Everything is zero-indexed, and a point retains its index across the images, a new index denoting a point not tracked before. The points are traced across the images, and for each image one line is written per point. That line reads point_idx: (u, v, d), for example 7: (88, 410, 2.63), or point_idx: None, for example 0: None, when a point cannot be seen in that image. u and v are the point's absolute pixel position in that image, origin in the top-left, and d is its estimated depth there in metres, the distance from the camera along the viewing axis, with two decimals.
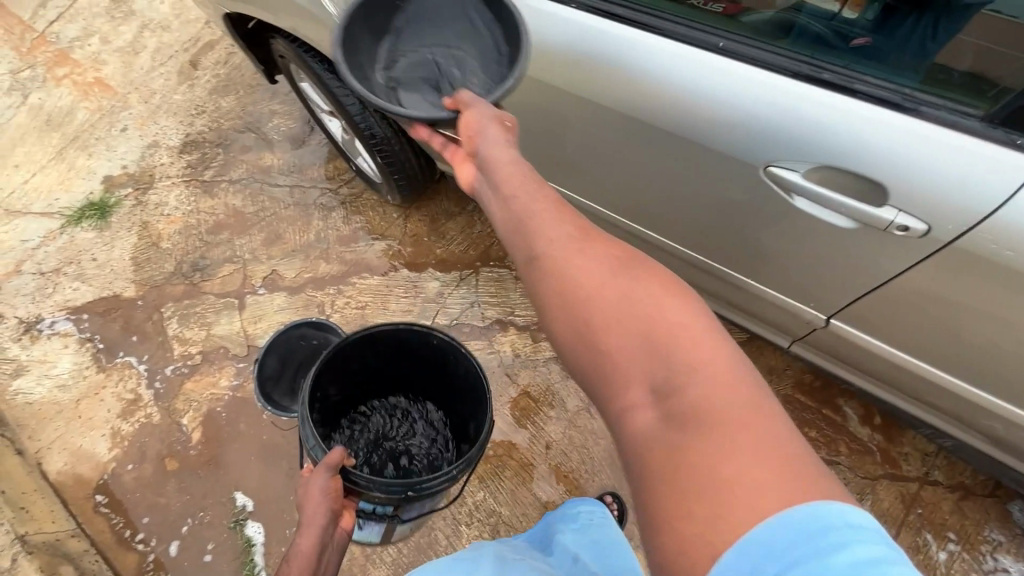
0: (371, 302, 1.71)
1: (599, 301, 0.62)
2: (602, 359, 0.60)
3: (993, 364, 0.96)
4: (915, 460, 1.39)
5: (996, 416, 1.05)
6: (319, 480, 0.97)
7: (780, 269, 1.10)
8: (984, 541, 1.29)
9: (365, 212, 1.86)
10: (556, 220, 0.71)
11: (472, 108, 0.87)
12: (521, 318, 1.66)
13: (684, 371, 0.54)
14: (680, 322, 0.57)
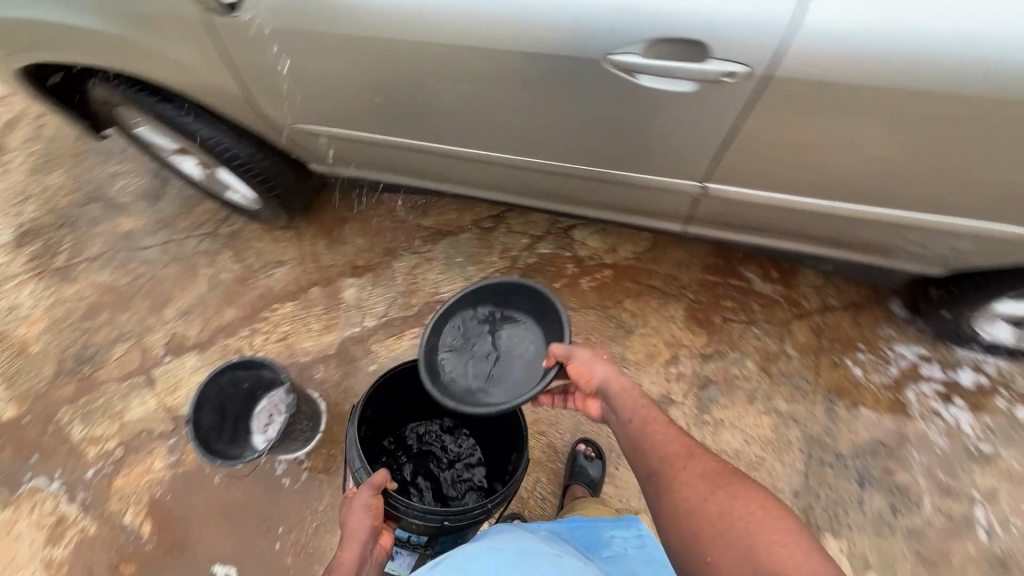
0: (292, 329, 1.65)
1: (707, 513, 0.78)
2: (714, 568, 0.74)
3: (846, 176, 1.06)
4: (812, 296, 1.60)
5: (862, 220, 1.17)
6: (364, 495, 1.03)
7: (650, 158, 1.14)
8: (880, 339, 1.53)
9: (254, 243, 1.77)
10: (667, 441, 0.89)
11: (574, 352, 1.01)
12: (448, 293, 1.67)
13: (780, 574, 0.69)
14: (772, 527, 0.74)
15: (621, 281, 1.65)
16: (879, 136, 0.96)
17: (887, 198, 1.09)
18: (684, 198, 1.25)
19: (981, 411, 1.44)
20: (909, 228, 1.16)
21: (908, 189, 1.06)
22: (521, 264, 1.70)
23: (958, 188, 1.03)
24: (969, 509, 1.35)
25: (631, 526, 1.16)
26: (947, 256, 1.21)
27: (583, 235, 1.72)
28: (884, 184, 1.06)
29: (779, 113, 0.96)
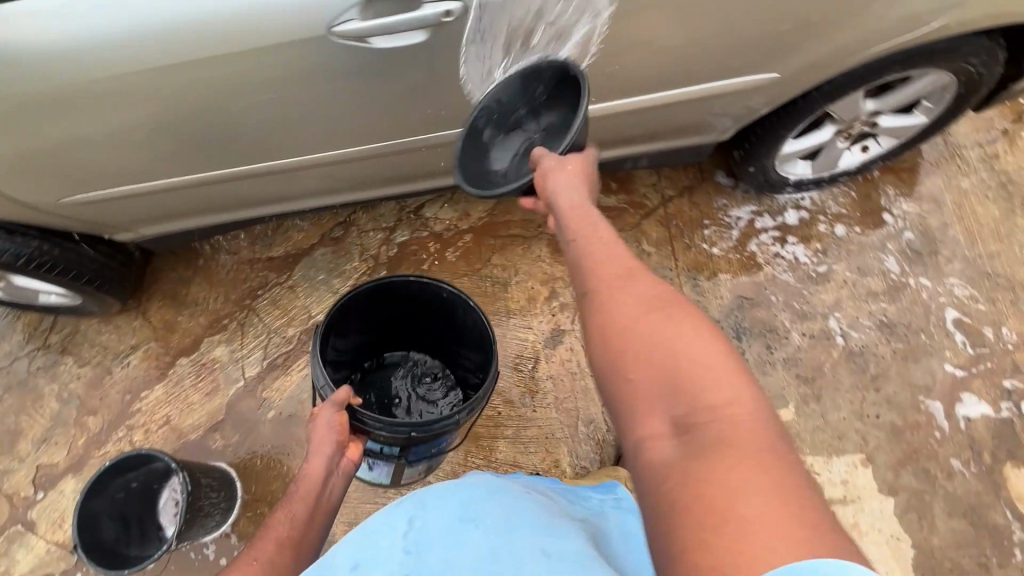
0: (172, 410, 1.53)
1: (636, 334, 0.66)
2: (632, 394, 0.64)
3: (608, 78, 1.15)
4: (651, 193, 1.72)
5: (647, 111, 1.27)
6: (325, 412, 1.08)
7: (442, 110, 1.16)
8: (717, 210, 1.70)
9: (94, 339, 1.60)
10: (610, 264, 0.77)
11: (544, 160, 0.91)
12: (322, 314, 1.62)
13: (702, 404, 0.58)
14: (708, 359, 0.61)
15: (483, 241, 1.69)
16: (624, 29, 1.04)
17: (662, 81, 1.19)
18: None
19: (811, 241, 1.65)
20: (685, 105, 1.27)
21: (673, 68, 1.15)
22: (384, 259, 1.68)
23: (710, 54, 1.14)
24: (825, 323, 1.55)
25: (610, 488, 1.08)
26: (731, 117, 1.35)
27: (433, 211, 1.72)
28: (644, 75, 1.16)
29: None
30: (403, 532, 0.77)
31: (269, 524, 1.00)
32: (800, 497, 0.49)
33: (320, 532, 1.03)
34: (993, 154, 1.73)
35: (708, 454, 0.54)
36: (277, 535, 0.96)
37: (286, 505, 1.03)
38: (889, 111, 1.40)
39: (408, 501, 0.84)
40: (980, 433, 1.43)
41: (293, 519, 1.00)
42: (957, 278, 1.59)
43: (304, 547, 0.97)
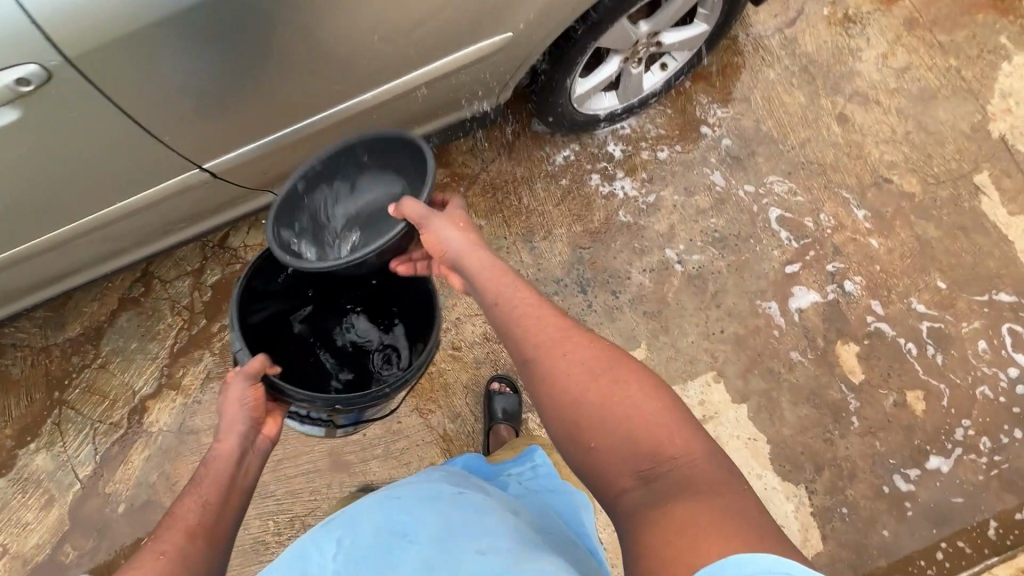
0: (6, 538, 1.38)
1: (589, 403, 0.68)
2: (595, 460, 0.66)
3: (316, 81, 1.03)
4: (470, 159, 1.61)
5: (393, 99, 1.16)
6: (239, 379, 0.93)
7: (160, 158, 1.04)
8: (539, 162, 1.61)
9: None
10: (540, 324, 0.77)
11: (432, 218, 0.92)
12: (146, 386, 1.46)
13: (662, 459, 0.62)
14: (658, 418, 0.65)
15: None
16: (309, 25, 0.92)
17: (389, 67, 1.07)
18: (251, 167, 1.17)
19: (637, 171, 1.62)
20: (433, 84, 1.17)
21: (400, 49, 1.04)
22: (199, 308, 1.52)
23: (434, 25, 1.02)
24: (662, 255, 1.56)
25: (529, 456, 1.08)
26: (503, 75, 1.25)
27: (239, 239, 1.55)
28: (358, 68, 1.04)
29: (199, 56, 0.90)
30: (331, 552, 0.74)
31: (171, 513, 0.78)
32: (756, 517, 0.56)
33: (238, 520, 0.82)
34: (792, 38, 1.72)
35: (678, 494, 0.59)
36: (183, 523, 0.75)
37: (190, 490, 0.82)
38: (668, 28, 1.34)
39: (337, 518, 0.80)
40: (813, 322, 1.52)
41: (203, 504, 0.79)
42: (776, 175, 1.62)
43: (221, 533, 0.77)
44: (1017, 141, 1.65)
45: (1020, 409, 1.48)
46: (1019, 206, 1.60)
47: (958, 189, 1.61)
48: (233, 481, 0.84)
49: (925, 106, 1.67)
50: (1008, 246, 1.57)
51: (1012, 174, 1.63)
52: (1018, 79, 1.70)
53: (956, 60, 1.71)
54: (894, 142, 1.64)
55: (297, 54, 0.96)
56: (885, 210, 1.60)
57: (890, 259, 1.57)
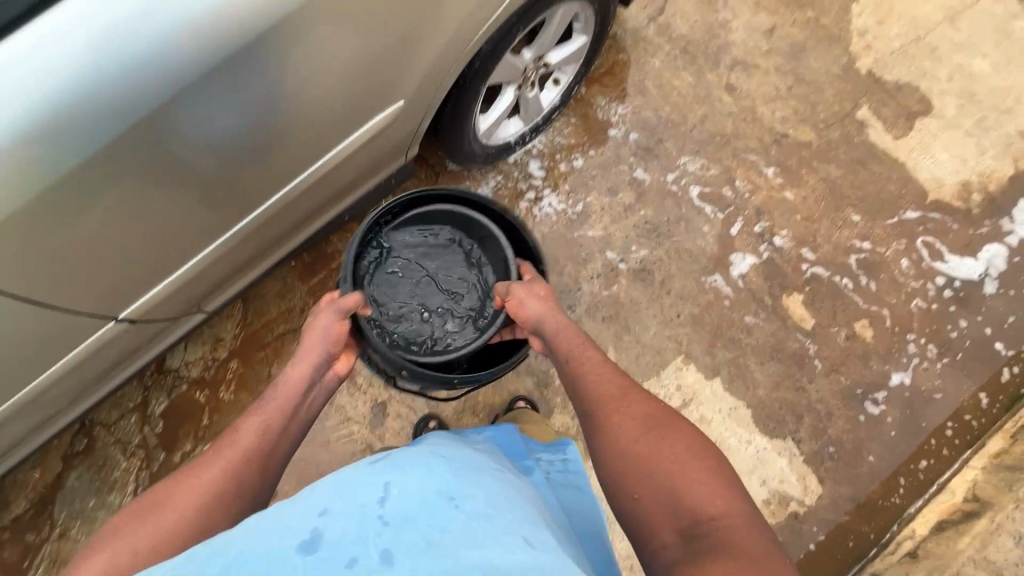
0: None
1: (644, 452, 0.83)
2: (642, 506, 0.80)
3: (229, 193, 0.99)
4: None
5: (306, 190, 1.14)
6: (330, 313, 1.04)
7: (69, 323, 0.97)
8: None
9: None
10: (605, 384, 0.96)
11: (537, 308, 1.12)
12: None
13: (705, 518, 0.74)
14: (698, 477, 0.79)
15: (252, 358, 1.48)
16: (205, 141, 0.87)
17: (295, 164, 1.05)
18: (176, 294, 1.12)
19: (559, 185, 1.65)
20: (343, 165, 1.15)
21: (299, 146, 1.02)
22: (153, 442, 1.42)
23: (325, 113, 0.99)
24: (603, 258, 1.60)
25: (563, 446, 1.11)
26: (403, 135, 1.22)
27: (179, 359, 1.46)
28: (268, 171, 1.02)
29: (87, 212, 0.82)
30: (376, 498, 0.66)
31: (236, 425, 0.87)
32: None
33: (290, 449, 0.90)
34: (665, 24, 1.80)
35: (717, 549, 0.69)
36: (243, 442, 0.83)
37: (259, 410, 0.90)
38: (550, 49, 1.36)
39: (382, 467, 0.73)
40: (756, 283, 1.60)
41: (265, 427, 0.86)
42: (686, 156, 1.69)
43: (274, 462, 0.85)
44: (883, 71, 1.79)
45: (951, 311, 1.62)
46: (902, 130, 1.74)
47: (846, 128, 1.74)
48: (294, 410, 0.92)
49: (799, 59, 1.79)
50: (902, 167, 1.71)
51: (887, 102, 1.77)
52: (869, 15, 1.85)
53: (812, 11, 1.84)
54: (780, 99, 1.75)
55: (193, 183, 0.92)
56: (790, 163, 1.70)
57: (807, 206, 1.67)
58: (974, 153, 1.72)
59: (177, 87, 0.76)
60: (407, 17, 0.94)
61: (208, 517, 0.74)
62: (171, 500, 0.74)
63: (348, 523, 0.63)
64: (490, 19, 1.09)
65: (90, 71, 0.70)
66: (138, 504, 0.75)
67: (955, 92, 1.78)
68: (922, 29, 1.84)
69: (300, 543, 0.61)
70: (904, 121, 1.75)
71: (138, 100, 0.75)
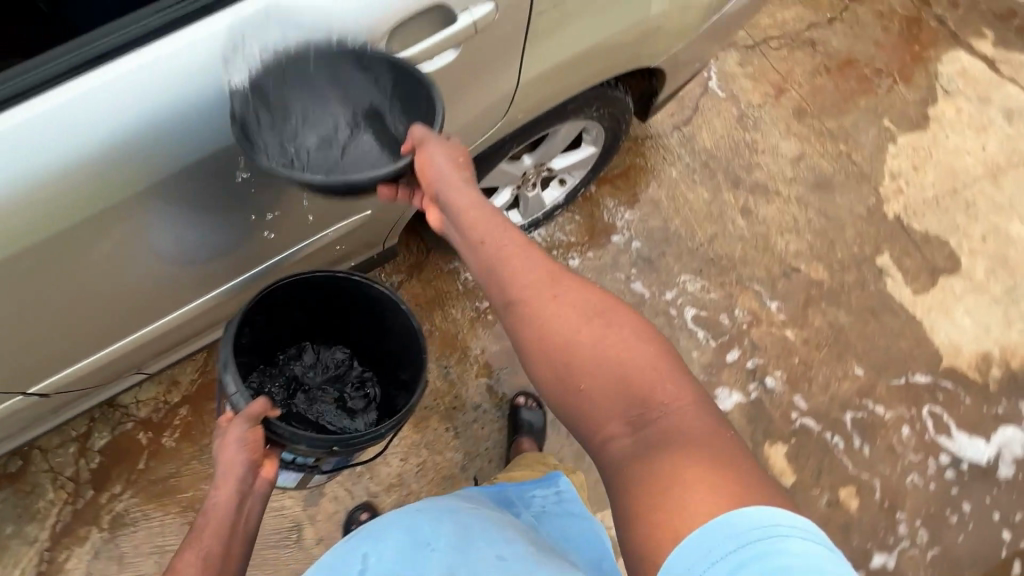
0: None
1: (579, 345, 0.62)
2: (580, 407, 0.61)
3: (194, 276, 0.97)
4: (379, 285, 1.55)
5: (276, 274, 1.11)
6: (234, 432, 0.84)
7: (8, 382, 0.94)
8: (449, 281, 1.57)
9: None
10: (525, 262, 0.68)
11: (434, 154, 0.75)
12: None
13: (654, 404, 0.58)
14: (646, 368, 0.59)
15: (204, 408, 1.44)
16: (173, 233, 0.83)
17: (265, 254, 1.03)
18: (118, 363, 1.08)
19: None
20: (317, 251, 1.13)
21: (265, 242, 1.00)
22: (85, 477, 1.38)
23: (302, 210, 0.97)
24: None
25: (554, 481, 1.09)
26: (380, 226, 1.24)
27: (131, 395, 1.44)
28: (238, 259, 0.99)
29: (36, 293, 0.79)
30: None
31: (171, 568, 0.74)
32: (763, 486, 0.52)
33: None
34: (690, 135, 1.76)
35: (676, 448, 0.55)
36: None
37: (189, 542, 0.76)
38: (554, 156, 1.33)
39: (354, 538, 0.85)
40: (739, 423, 1.49)
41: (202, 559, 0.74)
42: (688, 274, 1.62)
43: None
44: (912, 220, 1.71)
45: (951, 494, 1.47)
46: (923, 285, 1.64)
47: (863, 272, 1.64)
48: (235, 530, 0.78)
49: (822, 192, 1.72)
50: (918, 325, 1.60)
51: (911, 252, 1.67)
52: (905, 159, 1.77)
53: (845, 146, 1.78)
54: (796, 231, 1.67)
55: (154, 265, 0.88)
56: (797, 300, 1.61)
57: (808, 349, 1.57)
58: (998, 323, 1.60)
59: (141, 186, 0.73)
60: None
61: None
62: None
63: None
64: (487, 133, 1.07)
65: (51, 169, 0.66)
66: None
67: (987, 254, 1.67)
68: (960, 182, 1.75)
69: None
70: (927, 275, 1.65)
71: (101, 199, 0.72)
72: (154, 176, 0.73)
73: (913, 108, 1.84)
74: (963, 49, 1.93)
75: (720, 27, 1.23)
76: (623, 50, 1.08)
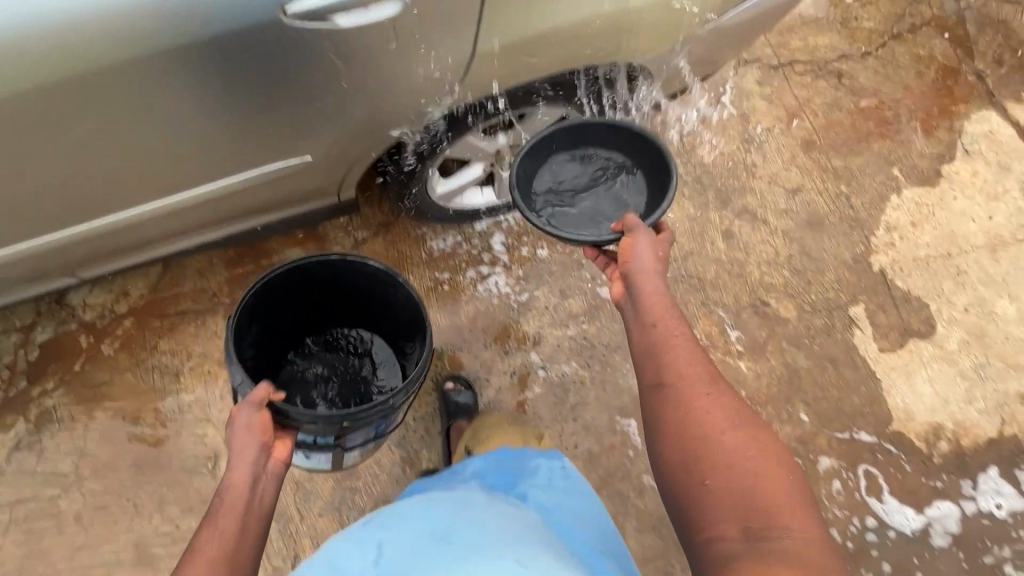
0: None
1: (721, 445, 0.77)
2: (703, 494, 0.75)
3: (173, 161, 1.04)
4: (342, 238, 1.54)
5: (242, 191, 1.16)
6: (241, 414, 0.90)
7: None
8: (413, 247, 1.55)
9: None
10: (692, 363, 0.86)
11: (641, 233, 0.99)
12: None
13: (766, 518, 0.69)
14: (770, 483, 0.73)
15: (146, 323, 1.45)
16: (162, 103, 0.92)
17: (230, 163, 1.07)
18: (94, 237, 1.18)
19: (513, 267, 1.57)
20: (284, 181, 1.16)
21: (210, 155, 1.04)
22: (21, 367, 1.41)
23: (271, 126, 1.01)
24: (525, 358, 1.51)
25: (557, 457, 1.14)
26: (331, 182, 1.22)
27: (80, 296, 1.45)
28: (211, 159, 1.05)
29: (35, 126, 0.90)
30: None
31: (190, 547, 0.76)
32: None
33: (257, 549, 0.80)
34: (690, 146, 1.71)
35: (783, 564, 0.63)
36: (201, 561, 0.73)
37: (207, 522, 0.79)
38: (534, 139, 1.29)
39: (374, 522, 0.88)
40: None
41: (222, 537, 0.77)
42: None
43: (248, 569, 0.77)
44: (896, 276, 1.65)
45: (870, 557, 1.44)
46: (892, 343, 1.59)
47: (833, 319, 1.60)
48: (250, 508, 0.82)
49: (811, 230, 1.66)
50: (876, 383, 1.55)
51: (887, 309, 1.62)
52: (905, 212, 1.71)
53: (846, 187, 1.72)
54: (774, 264, 1.63)
55: (143, 135, 0.97)
56: (758, 334, 1.57)
57: (757, 385, 1.54)
58: (959, 397, 1.55)
59: (142, 47, 0.83)
60: (333, 76, 0.95)
61: None
62: None
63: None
64: (443, 98, 1.04)
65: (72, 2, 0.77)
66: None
67: (965, 325, 1.62)
68: (956, 246, 1.69)
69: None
70: (897, 335, 1.60)
71: (104, 48, 0.82)
72: (161, 41, 0.83)
73: (927, 162, 1.76)
74: (996, 110, 1.84)
75: (716, 40, 1.19)
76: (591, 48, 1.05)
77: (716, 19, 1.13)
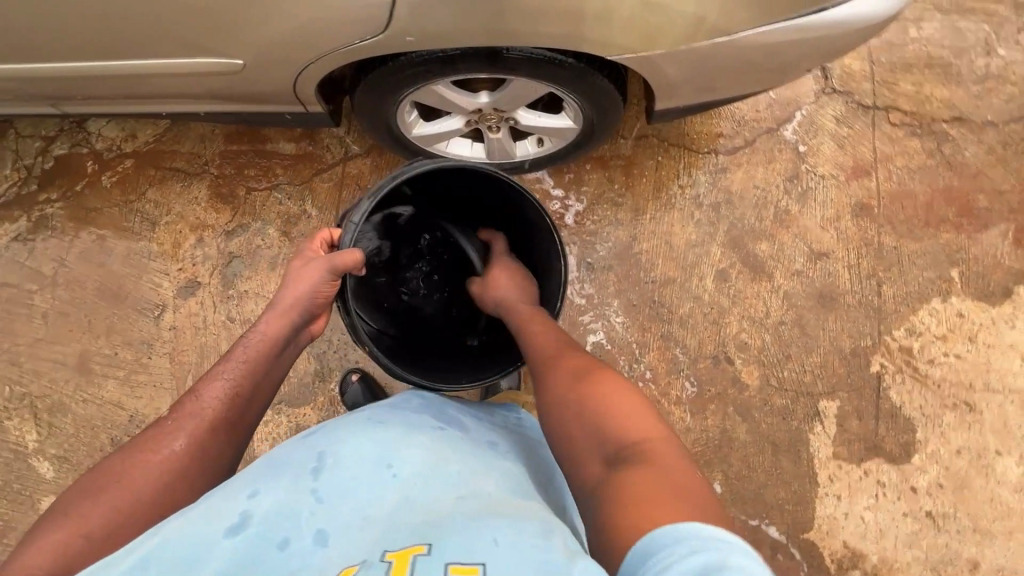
0: None
1: (566, 401, 0.76)
2: (572, 452, 0.71)
3: (121, 22, 0.97)
4: (334, 147, 1.55)
5: (198, 74, 1.09)
6: (319, 269, 0.93)
7: None
8: None
9: None
10: (547, 344, 0.91)
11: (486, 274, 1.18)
12: None
13: (627, 441, 0.66)
14: (616, 406, 0.71)
15: (143, 169, 1.56)
16: None
17: (180, 40, 1.00)
18: (58, 80, 1.15)
19: None
20: (241, 75, 1.08)
21: (128, 20, 0.97)
22: (36, 172, 1.57)
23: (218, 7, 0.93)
24: None
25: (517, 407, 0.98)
26: (275, 89, 1.12)
27: (97, 125, 1.58)
28: (158, 30, 0.98)
29: None
30: (309, 469, 0.65)
31: (196, 393, 0.83)
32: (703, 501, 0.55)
33: (258, 413, 0.88)
34: (723, 167, 1.52)
35: (642, 465, 0.61)
36: (203, 413, 0.80)
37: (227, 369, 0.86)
38: (521, 108, 1.19)
39: (316, 436, 0.73)
40: None
41: (229, 394, 0.83)
42: (620, 302, 1.47)
43: (239, 430, 0.84)
44: (894, 386, 1.44)
45: None
46: (851, 453, 1.42)
47: (796, 404, 1.44)
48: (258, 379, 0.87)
49: (817, 303, 1.47)
50: (811, 484, 1.41)
51: (864, 416, 1.43)
52: (942, 322, 1.46)
53: (885, 270, 1.48)
54: (758, 324, 1.46)
55: None
56: (708, 389, 1.44)
57: (683, 439, 1.43)
58: (899, 536, 1.38)
59: None
60: None
61: (168, 494, 0.73)
62: (127, 479, 0.71)
63: (279, 496, 0.61)
64: (362, 43, 0.95)
65: None
66: (95, 480, 0.71)
67: (947, 467, 1.40)
68: (983, 380, 1.44)
69: (227, 527, 0.57)
70: (862, 448, 1.42)
71: None
72: None
73: (999, 275, 1.47)
74: None
75: (742, 57, 0.97)
76: (549, 30, 0.89)
77: (739, 31, 0.91)
